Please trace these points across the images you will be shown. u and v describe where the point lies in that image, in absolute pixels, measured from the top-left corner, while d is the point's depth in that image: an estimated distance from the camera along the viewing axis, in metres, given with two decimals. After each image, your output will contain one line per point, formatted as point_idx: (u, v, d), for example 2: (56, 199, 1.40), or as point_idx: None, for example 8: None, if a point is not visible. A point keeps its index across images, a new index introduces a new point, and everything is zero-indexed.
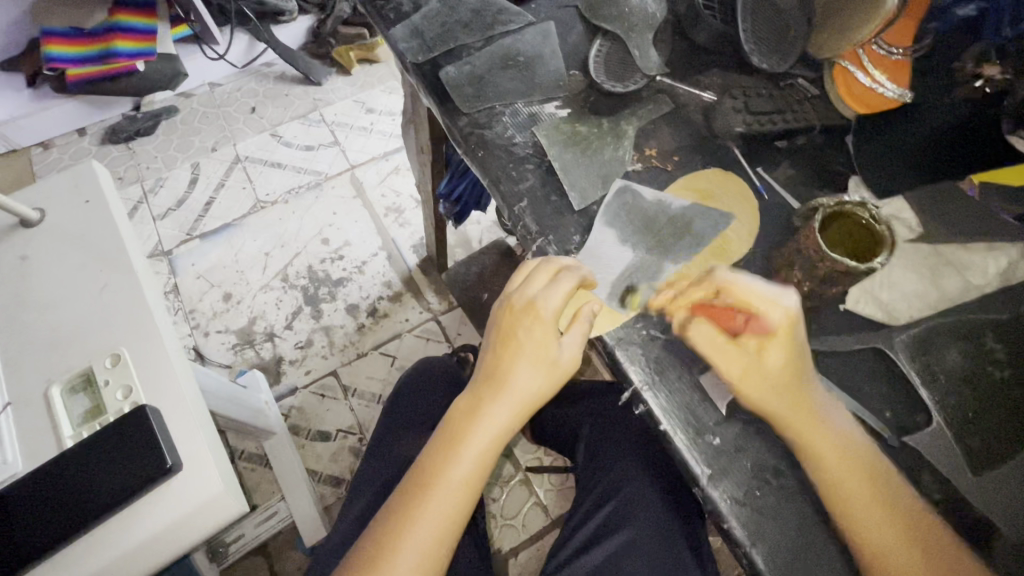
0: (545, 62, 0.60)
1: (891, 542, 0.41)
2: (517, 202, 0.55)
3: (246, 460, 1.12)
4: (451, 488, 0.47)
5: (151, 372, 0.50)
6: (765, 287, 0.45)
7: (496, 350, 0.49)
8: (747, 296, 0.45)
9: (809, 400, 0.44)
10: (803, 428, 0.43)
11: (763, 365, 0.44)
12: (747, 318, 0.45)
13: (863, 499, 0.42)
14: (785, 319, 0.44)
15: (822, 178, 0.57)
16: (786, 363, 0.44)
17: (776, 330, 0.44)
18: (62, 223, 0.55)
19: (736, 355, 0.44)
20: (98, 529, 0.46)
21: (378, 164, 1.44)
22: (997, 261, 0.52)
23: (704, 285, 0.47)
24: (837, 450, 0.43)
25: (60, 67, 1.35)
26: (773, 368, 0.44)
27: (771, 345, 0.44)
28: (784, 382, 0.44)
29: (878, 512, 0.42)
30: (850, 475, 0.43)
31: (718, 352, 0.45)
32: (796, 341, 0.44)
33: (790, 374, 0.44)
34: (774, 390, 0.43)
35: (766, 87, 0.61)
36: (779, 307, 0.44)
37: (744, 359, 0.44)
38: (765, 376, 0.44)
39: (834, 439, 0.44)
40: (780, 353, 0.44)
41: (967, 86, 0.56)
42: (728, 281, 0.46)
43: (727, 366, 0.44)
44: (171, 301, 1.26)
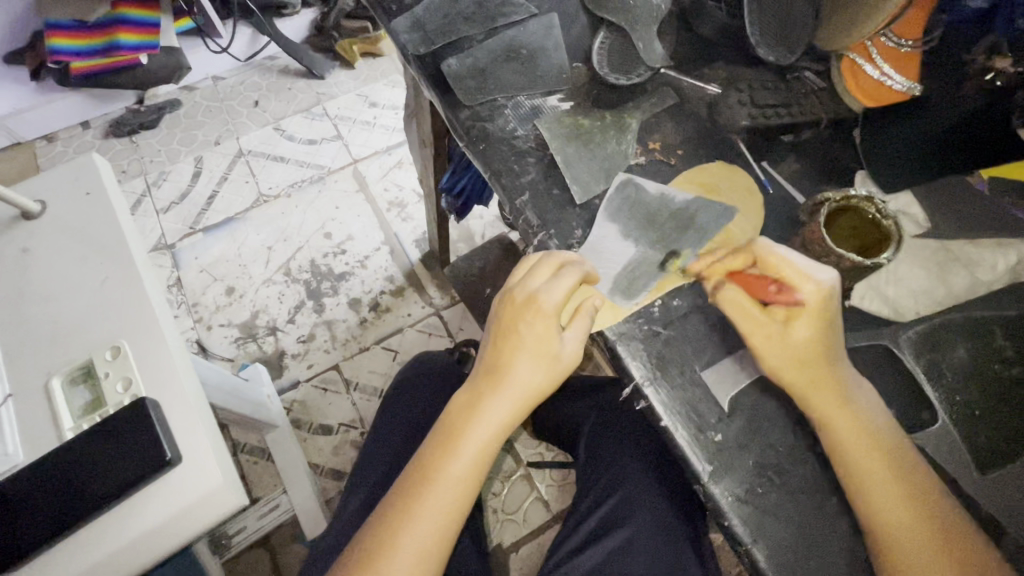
0: (548, 55, 0.60)
1: (904, 537, 0.40)
2: (518, 195, 0.54)
3: (248, 453, 1.12)
4: (451, 482, 0.46)
5: (151, 365, 0.50)
6: (803, 261, 0.45)
7: (496, 344, 0.49)
8: (782, 267, 0.45)
9: (835, 375, 0.44)
10: (823, 404, 0.43)
11: (791, 334, 0.44)
12: (780, 286, 0.45)
13: (872, 489, 0.42)
14: (818, 293, 0.44)
15: (826, 173, 0.57)
16: (817, 335, 0.44)
17: (806, 301, 0.44)
18: (62, 214, 0.55)
19: (762, 320, 0.45)
20: (98, 522, 0.46)
21: (381, 158, 1.44)
22: (1006, 257, 0.51)
23: (742, 255, 0.48)
24: (858, 432, 0.43)
25: (64, 60, 1.34)
26: (801, 338, 0.44)
27: (802, 315, 0.44)
28: (812, 354, 0.44)
29: (892, 504, 0.41)
30: (862, 469, 0.42)
31: (747, 317, 0.46)
32: (828, 316, 0.44)
33: (820, 347, 0.44)
34: (800, 359, 0.44)
35: (772, 79, 0.60)
36: (813, 281, 0.44)
37: (772, 325, 0.45)
38: (787, 343, 0.44)
39: (855, 423, 0.43)
40: (810, 326, 0.44)
41: (976, 80, 0.53)
42: (767, 252, 0.46)
43: (751, 329, 0.45)
44: (174, 294, 1.26)
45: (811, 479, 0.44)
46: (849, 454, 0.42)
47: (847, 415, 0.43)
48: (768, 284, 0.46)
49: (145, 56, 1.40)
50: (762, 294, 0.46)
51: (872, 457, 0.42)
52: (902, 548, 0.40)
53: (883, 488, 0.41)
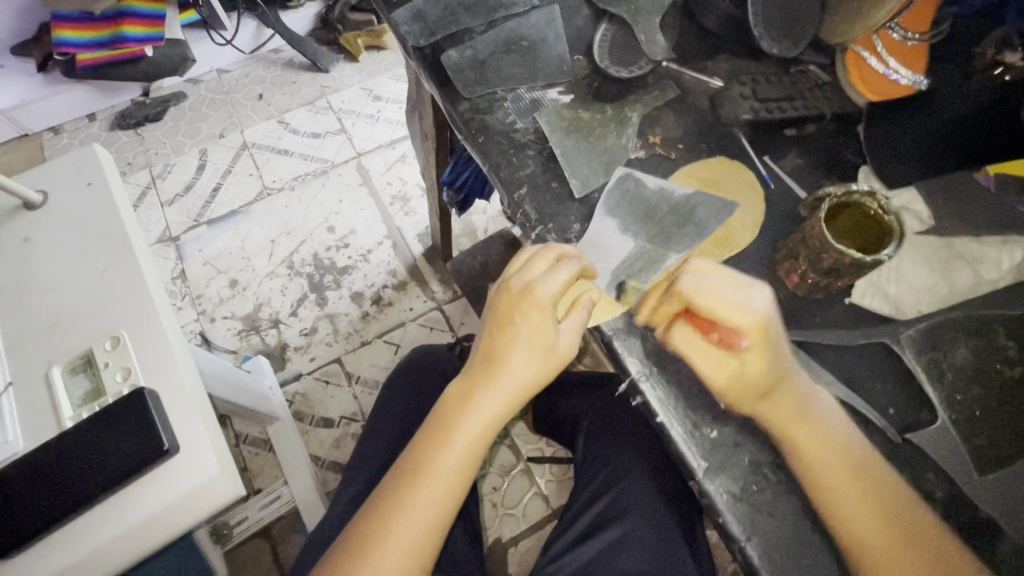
0: (549, 46, 0.59)
1: (881, 547, 0.40)
2: (517, 188, 0.54)
3: (251, 444, 1.13)
4: (444, 473, 0.46)
5: (151, 355, 0.50)
6: (732, 294, 0.42)
7: (491, 335, 0.48)
8: (715, 309, 0.42)
9: (792, 398, 0.43)
10: (788, 428, 0.43)
11: (744, 371, 0.43)
12: (722, 332, 0.43)
13: (845, 500, 0.41)
14: (756, 324, 0.42)
15: (829, 168, 0.56)
16: (765, 367, 0.42)
17: (749, 335, 0.42)
18: (63, 205, 0.55)
19: (717, 363, 0.44)
20: (94, 510, 0.47)
21: (384, 151, 1.43)
22: (1012, 254, 0.49)
23: (673, 297, 0.44)
24: (821, 450, 0.42)
25: (71, 52, 1.35)
26: (756, 376, 0.42)
27: (748, 349, 0.42)
28: (767, 386, 0.43)
29: (865, 508, 0.40)
30: (835, 479, 0.41)
31: (705, 366, 0.44)
32: (772, 341, 0.42)
33: (771, 375, 0.42)
34: (757, 394, 0.43)
35: (776, 72, 0.59)
36: (749, 315, 0.42)
37: (724, 363, 0.43)
38: (746, 383, 0.43)
39: (818, 434, 0.43)
40: (760, 359, 0.42)
41: (985, 74, 0.54)
42: (694, 293, 0.42)
43: (710, 372, 0.44)
44: (178, 286, 1.26)
45: None
46: (817, 469, 0.42)
47: (811, 428, 0.43)
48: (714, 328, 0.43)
49: (151, 48, 1.41)
50: (711, 336, 0.44)
51: (844, 464, 0.42)
52: (882, 559, 0.40)
53: (861, 494, 0.41)
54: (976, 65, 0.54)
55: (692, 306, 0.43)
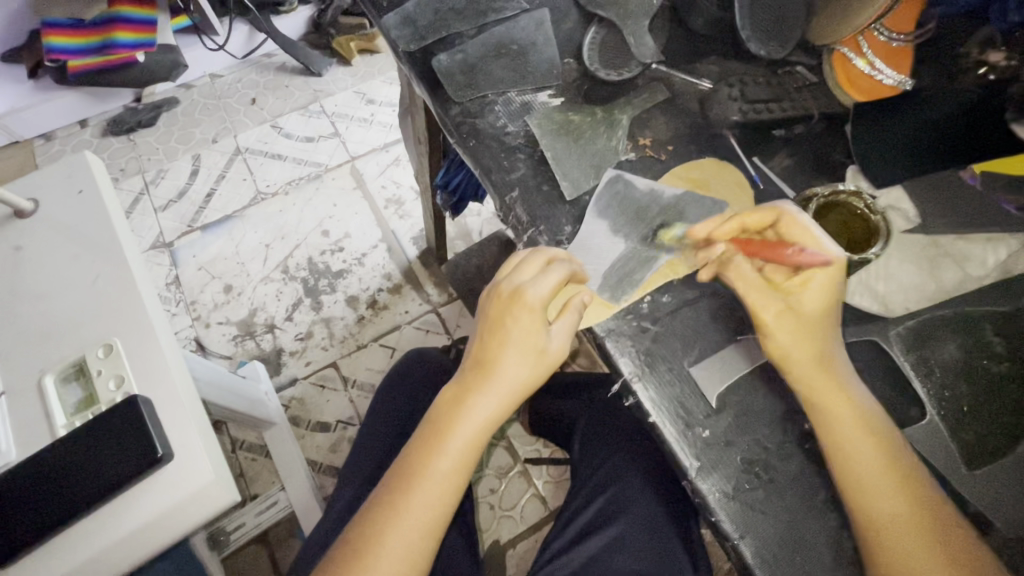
0: (538, 50, 0.59)
1: (900, 527, 0.40)
2: (508, 192, 0.54)
3: (247, 450, 1.13)
4: (439, 477, 0.46)
5: (144, 362, 0.50)
6: (823, 236, 0.46)
7: (484, 338, 0.48)
8: (799, 236, 0.46)
9: (835, 354, 0.44)
10: (824, 385, 0.43)
11: (802, 305, 0.44)
12: (795, 260, 0.45)
13: (863, 479, 0.41)
14: (831, 268, 0.44)
15: (818, 168, 0.56)
16: (822, 307, 0.44)
17: (817, 271, 0.44)
18: (54, 213, 0.55)
19: (776, 292, 0.45)
20: (89, 519, 0.46)
21: (378, 155, 1.44)
22: (996, 252, 0.50)
23: (745, 219, 0.48)
24: (851, 424, 0.42)
25: (61, 59, 1.34)
26: (809, 311, 0.44)
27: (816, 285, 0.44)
28: (818, 327, 0.44)
29: (885, 487, 0.40)
30: (861, 458, 0.41)
31: (751, 288, 0.45)
32: (836, 291, 0.44)
33: (824, 320, 0.44)
34: (806, 331, 0.43)
35: (764, 73, 0.59)
36: (827, 253, 0.44)
37: (781, 294, 0.45)
38: (800, 318, 0.44)
39: (851, 405, 0.43)
40: (821, 297, 0.44)
41: (970, 75, 0.55)
42: (789, 220, 0.46)
43: (762, 302, 0.45)
44: (172, 292, 1.26)
45: (799, 475, 0.44)
46: (845, 445, 0.42)
47: (846, 398, 0.43)
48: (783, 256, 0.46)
49: (143, 54, 1.40)
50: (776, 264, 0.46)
51: (874, 442, 0.42)
52: (897, 545, 0.39)
53: (885, 474, 0.41)
54: (962, 66, 0.55)
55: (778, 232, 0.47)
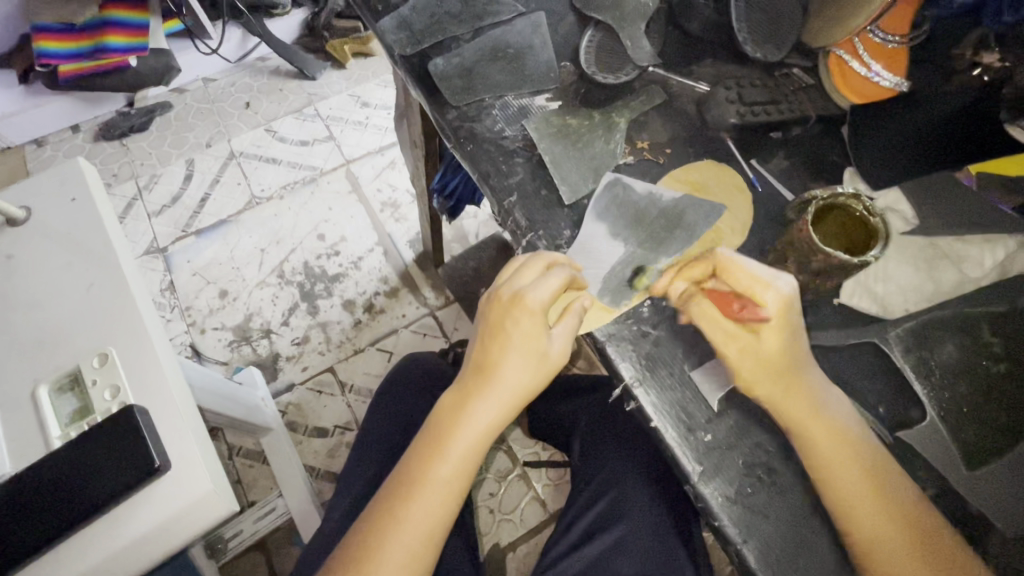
0: (535, 54, 0.59)
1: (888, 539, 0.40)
2: (506, 196, 0.54)
3: (244, 456, 1.12)
4: (439, 485, 0.46)
5: (139, 371, 0.50)
6: (759, 269, 0.44)
7: (484, 342, 0.48)
8: (738, 277, 0.45)
9: (805, 382, 0.43)
10: (794, 410, 0.43)
11: (759, 347, 0.43)
12: (743, 304, 0.45)
13: (850, 493, 0.41)
14: (778, 302, 0.43)
15: (815, 169, 0.57)
16: (780, 346, 0.43)
17: (767, 307, 0.43)
18: (47, 220, 0.54)
19: (733, 335, 0.44)
20: (86, 531, 0.46)
21: (373, 158, 1.43)
22: (994, 252, 0.50)
23: (702, 262, 0.48)
24: (833, 442, 0.42)
25: (53, 63, 1.33)
26: (769, 350, 0.43)
27: (766, 327, 0.43)
28: (779, 364, 0.43)
29: (872, 500, 0.41)
30: (845, 477, 0.41)
31: (721, 336, 0.45)
32: (792, 322, 0.43)
33: (786, 356, 0.43)
34: (767, 369, 0.43)
35: (761, 76, 0.59)
36: (773, 290, 0.43)
37: (740, 337, 0.44)
38: (759, 357, 0.43)
39: (830, 424, 0.43)
40: (777, 336, 0.43)
41: (964, 76, 0.54)
42: (726, 260, 0.45)
43: (722, 346, 0.45)
44: (166, 298, 1.25)
45: (802, 477, 0.44)
46: (828, 462, 0.42)
47: (825, 422, 0.43)
48: (735, 302, 0.45)
49: (135, 58, 1.39)
50: (732, 308, 0.45)
51: (855, 461, 0.42)
52: (887, 557, 0.40)
53: (869, 493, 0.41)
54: (957, 66, 0.54)
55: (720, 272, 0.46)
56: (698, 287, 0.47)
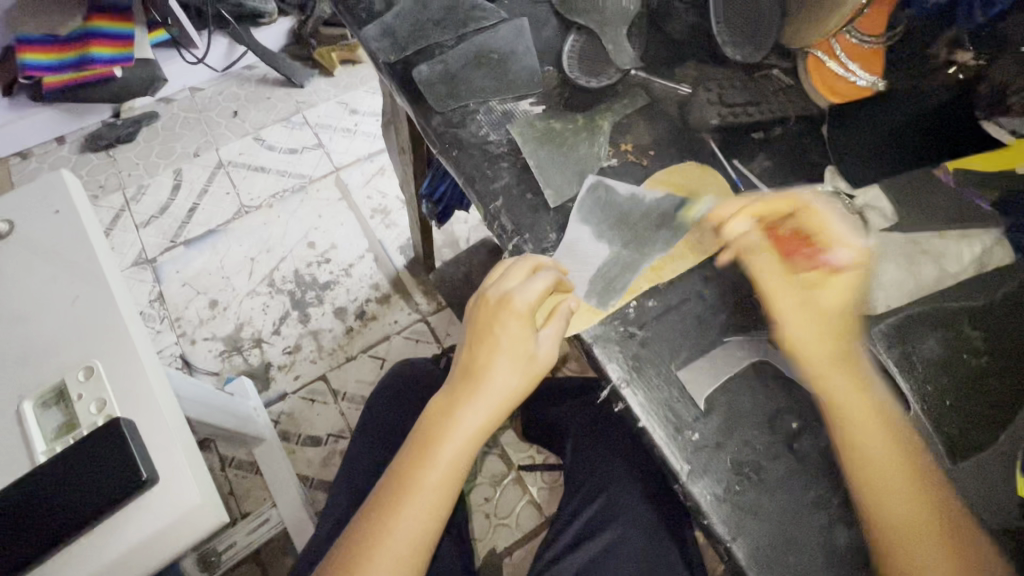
0: (519, 59, 0.60)
1: (904, 512, 0.41)
2: (492, 201, 0.54)
3: (236, 467, 1.11)
4: (429, 490, 0.46)
5: (126, 383, 0.49)
6: (841, 227, 0.48)
7: (471, 346, 0.48)
8: (820, 227, 0.48)
9: (852, 337, 0.46)
10: (829, 363, 0.45)
11: (824, 293, 0.46)
12: (812, 248, 0.48)
13: (870, 461, 0.42)
14: (856, 258, 0.47)
15: (797, 168, 0.57)
16: (842, 302, 0.46)
17: (837, 266, 0.47)
18: (31, 234, 0.54)
19: (792, 274, 0.47)
20: (72, 546, 0.46)
21: (363, 165, 1.43)
22: (971, 247, 0.51)
23: (778, 204, 0.50)
24: (861, 407, 0.44)
25: (36, 76, 1.32)
26: (828, 304, 0.46)
27: (836, 275, 0.47)
28: (840, 312, 0.46)
29: (890, 472, 0.42)
30: (870, 443, 0.43)
31: (774, 270, 0.48)
32: (858, 281, 0.47)
33: (844, 307, 0.46)
34: (824, 313, 0.46)
35: (741, 78, 0.60)
36: (847, 245, 0.47)
37: (797, 279, 0.47)
38: (818, 303, 0.46)
39: (861, 388, 0.44)
40: (841, 289, 0.46)
41: (940, 73, 0.55)
42: (813, 210, 0.49)
43: (779, 279, 0.48)
44: (156, 309, 1.24)
45: (790, 474, 0.44)
46: (853, 423, 0.43)
47: (860, 385, 0.44)
48: (803, 245, 0.48)
49: (121, 69, 1.38)
50: (796, 249, 0.48)
51: (890, 436, 0.43)
52: (900, 530, 0.41)
53: (899, 472, 0.42)
54: (931, 65, 0.56)
55: (799, 218, 0.49)
56: (761, 225, 0.50)
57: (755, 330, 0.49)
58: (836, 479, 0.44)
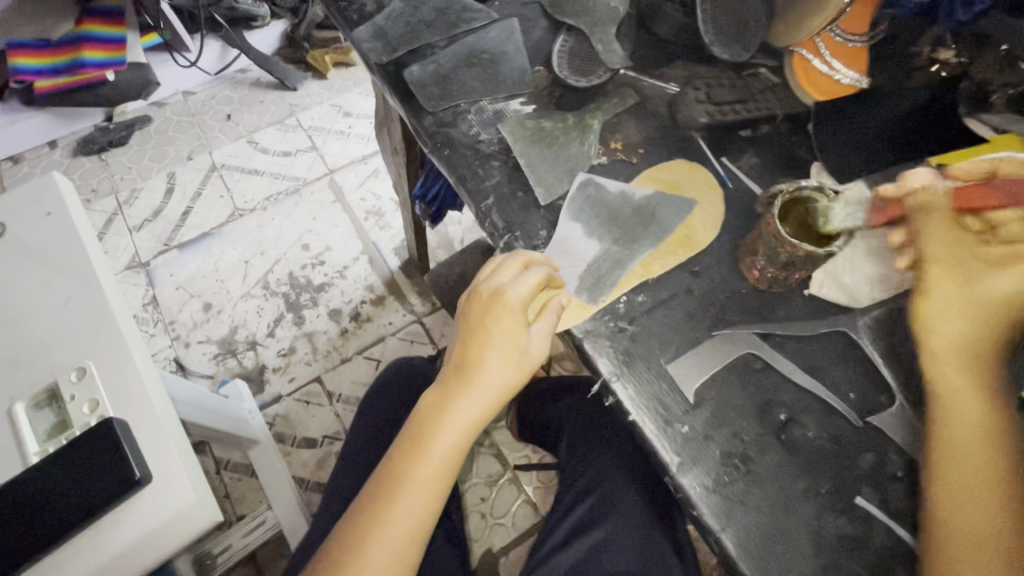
0: (509, 59, 0.61)
1: (979, 495, 0.40)
2: (483, 199, 0.55)
3: (232, 470, 1.11)
4: (422, 484, 0.46)
5: (118, 384, 0.49)
6: None
7: (464, 342, 0.48)
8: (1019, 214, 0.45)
9: (994, 324, 0.44)
10: (954, 334, 0.44)
11: (988, 268, 0.44)
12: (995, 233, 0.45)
13: (962, 434, 0.42)
14: None
15: (785, 165, 0.58)
16: (1015, 288, 0.43)
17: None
18: (22, 236, 0.54)
19: (962, 242, 0.45)
20: (63, 548, 0.45)
21: (356, 167, 1.44)
22: None
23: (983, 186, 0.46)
24: (971, 386, 0.43)
25: (27, 80, 1.31)
26: (991, 289, 0.43)
27: (1015, 261, 0.44)
28: (1001, 296, 0.43)
29: (980, 454, 0.41)
30: (969, 419, 0.42)
31: (948, 233, 0.45)
32: None
33: (1008, 295, 0.44)
34: (971, 284, 0.44)
35: (729, 76, 0.61)
36: None
37: (968, 250, 0.45)
38: (982, 274, 0.44)
39: (981, 371, 0.43)
40: (1015, 275, 0.43)
41: (926, 70, 0.57)
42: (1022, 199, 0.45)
43: (949, 239, 0.45)
44: (149, 312, 1.24)
45: (778, 465, 0.45)
46: (955, 395, 0.43)
47: (984, 367, 0.43)
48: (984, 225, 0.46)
49: (112, 73, 1.38)
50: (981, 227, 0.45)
51: (994, 426, 0.42)
52: (967, 511, 0.40)
53: (989, 469, 0.41)
54: (917, 62, 0.58)
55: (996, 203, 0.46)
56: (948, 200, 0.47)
57: (742, 324, 0.50)
58: (824, 469, 0.45)
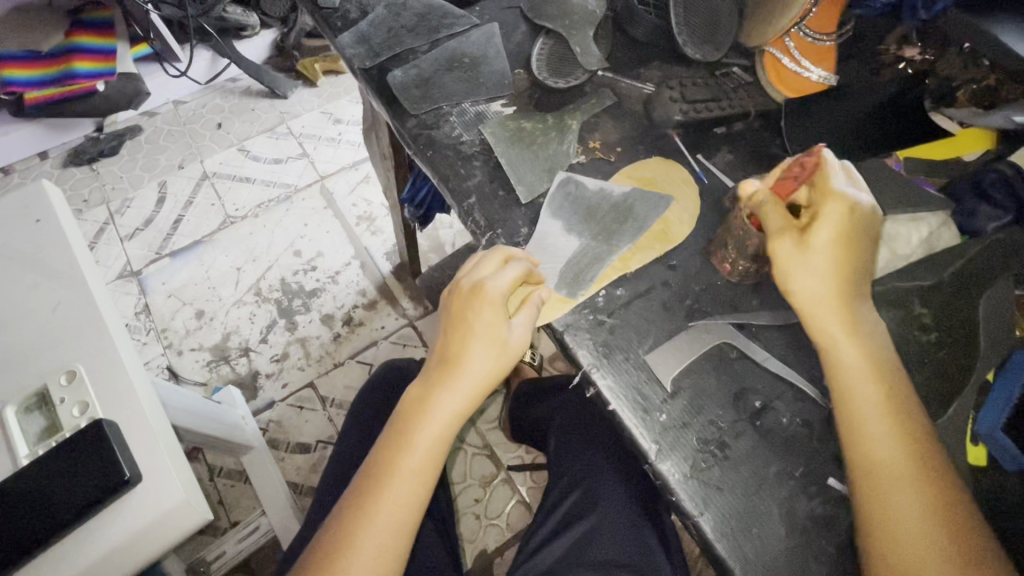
0: (490, 62, 0.62)
1: (896, 468, 0.41)
2: (465, 199, 0.56)
3: (226, 476, 1.11)
4: (407, 475, 0.47)
5: (109, 387, 0.50)
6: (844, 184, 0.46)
7: (447, 334, 0.49)
8: (826, 175, 0.46)
9: (852, 293, 0.45)
10: (818, 313, 0.45)
11: (807, 237, 0.45)
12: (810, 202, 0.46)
13: (863, 412, 0.43)
14: (846, 207, 0.45)
15: (760, 161, 0.59)
16: (832, 244, 0.44)
17: (830, 211, 0.45)
18: (12, 243, 0.55)
19: (783, 222, 0.46)
20: (53, 549, 0.46)
21: (347, 173, 1.45)
22: (919, 231, 0.53)
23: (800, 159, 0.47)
24: (863, 361, 0.44)
25: (17, 91, 1.32)
26: (823, 248, 0.44)
27: (822, 219, 0.45)
28: (830, 260, 0.44)
29: (885, 427, 0.42)
30: (863, 394, 0.43)
31: (774, 225, 0.46)
32: (852, 236, 0.45)
33: (834, 257, 0.45)
34: (803, 256, 0.45)
35: (702, 75, 0.62)
36: (843, 197, 0.45)
37: (790, 230, 0.45)
38: (805, 248, 0.45)
39: (864, 345, 0.44)
40: (828, 235, 0.44)
41: (892, 68, 0.60)
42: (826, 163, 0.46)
43: (774, 225, 0.46)
44: (141, 321, 1.24)
45: (753, 450, 0.46)
46: (844, 376, 0.44)
47: (862, 339, 0.44)
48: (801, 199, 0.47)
49: (102, 83, 1.38)
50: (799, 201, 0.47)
51: (887, 396, 0.43)
52: (890, 485, 0.40)
53: (889, 426, 0.42)
54: (883, 60, 0.60)
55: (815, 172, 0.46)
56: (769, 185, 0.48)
57: (718, 315, 0.51)
58: (799, 454, 0.46)
